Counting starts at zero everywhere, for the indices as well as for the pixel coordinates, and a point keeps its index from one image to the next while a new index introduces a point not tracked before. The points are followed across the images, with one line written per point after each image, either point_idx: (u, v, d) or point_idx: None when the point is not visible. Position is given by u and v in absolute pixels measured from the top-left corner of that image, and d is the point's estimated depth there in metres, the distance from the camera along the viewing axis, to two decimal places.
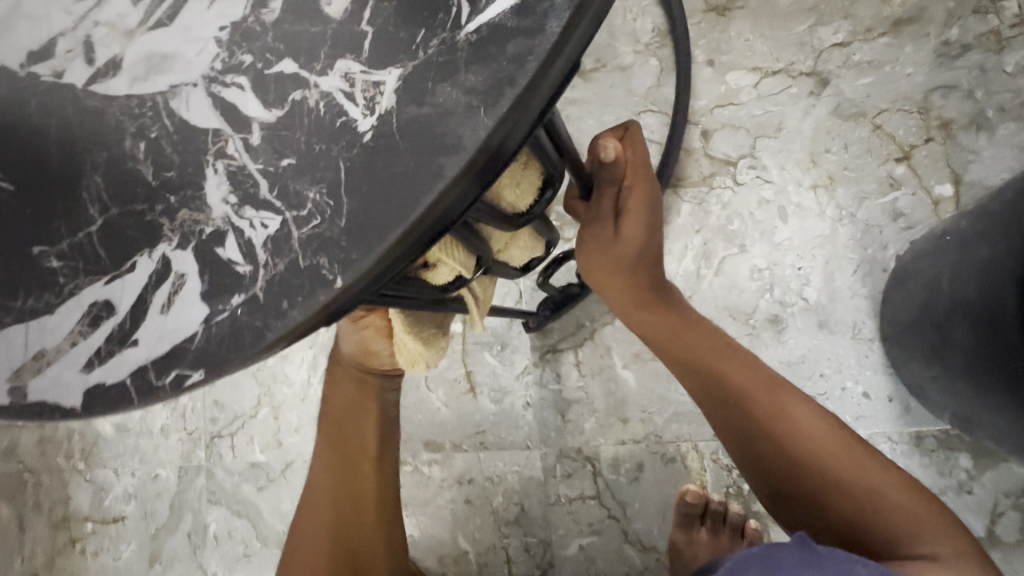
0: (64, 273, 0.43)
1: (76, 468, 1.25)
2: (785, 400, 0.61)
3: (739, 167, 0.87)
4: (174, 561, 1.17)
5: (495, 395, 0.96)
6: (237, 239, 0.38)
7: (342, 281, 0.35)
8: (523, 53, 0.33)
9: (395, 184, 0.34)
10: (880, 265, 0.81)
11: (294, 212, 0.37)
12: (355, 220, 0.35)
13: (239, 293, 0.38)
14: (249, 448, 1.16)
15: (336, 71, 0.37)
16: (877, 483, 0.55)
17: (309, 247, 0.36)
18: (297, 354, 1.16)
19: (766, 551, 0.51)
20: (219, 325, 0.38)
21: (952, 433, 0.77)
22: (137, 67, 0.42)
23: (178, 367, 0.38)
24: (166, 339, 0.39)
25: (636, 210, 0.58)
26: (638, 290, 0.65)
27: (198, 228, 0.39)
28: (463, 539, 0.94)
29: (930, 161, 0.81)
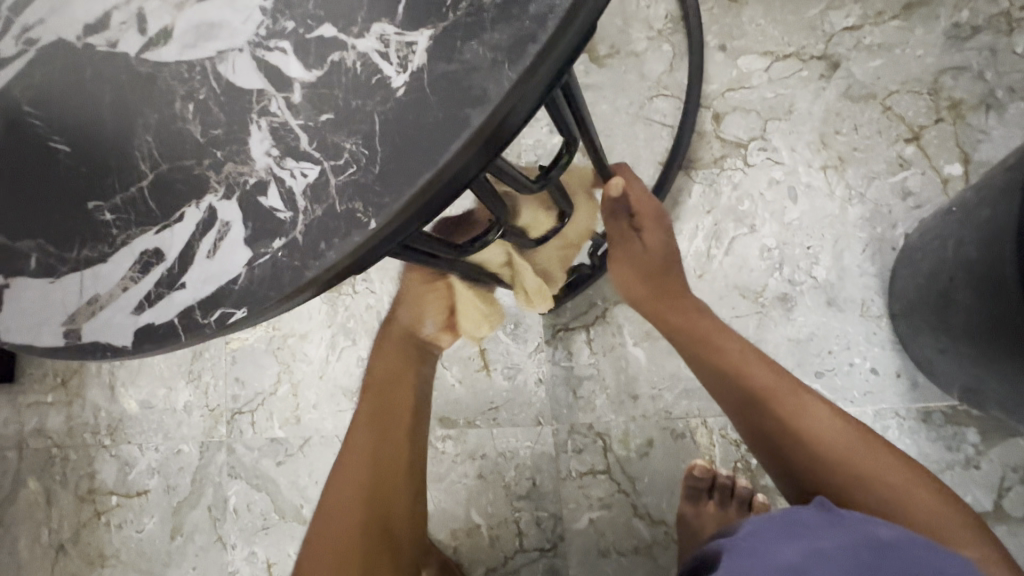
0: (117, 225, 0.43)
1: (102, 444, 1.29)
2: (807, 402, 0.61)
3: (750, 149, 0.89)
4: (196, 532, 1.21)
5: (508, 372, 0.99)
6: (279, 188, 0.39)
7: (376, 223, 0.36)
8: (544, 13, 0.34)
9: (426, 134, 0.35)
10: (889, 243, 0.83)
11: (332, 162, 0.38)
12: (387, 167, 0.36)
13: (280, 238, 0.38)
14: (269, 424, 1.20)
15: (372, 33, 0.38)
16: (902, 481, 0.54)
17: (345, 193, 0.37)
18: (316, 334, 1.21)
19: (785, 511, 0.51)
20: (261, 267, 0.38)
21: (960, 409, 0.78)
22: (187, 35, 0.43)
23: (225, 307, 0.39)
24: (212, 281, 0.40)
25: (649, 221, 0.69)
26: (656, 293, 0.70)
27: (242, 179, 0.40)
28: (476, 513, 0.97)
29: (940, 141, 0.82)
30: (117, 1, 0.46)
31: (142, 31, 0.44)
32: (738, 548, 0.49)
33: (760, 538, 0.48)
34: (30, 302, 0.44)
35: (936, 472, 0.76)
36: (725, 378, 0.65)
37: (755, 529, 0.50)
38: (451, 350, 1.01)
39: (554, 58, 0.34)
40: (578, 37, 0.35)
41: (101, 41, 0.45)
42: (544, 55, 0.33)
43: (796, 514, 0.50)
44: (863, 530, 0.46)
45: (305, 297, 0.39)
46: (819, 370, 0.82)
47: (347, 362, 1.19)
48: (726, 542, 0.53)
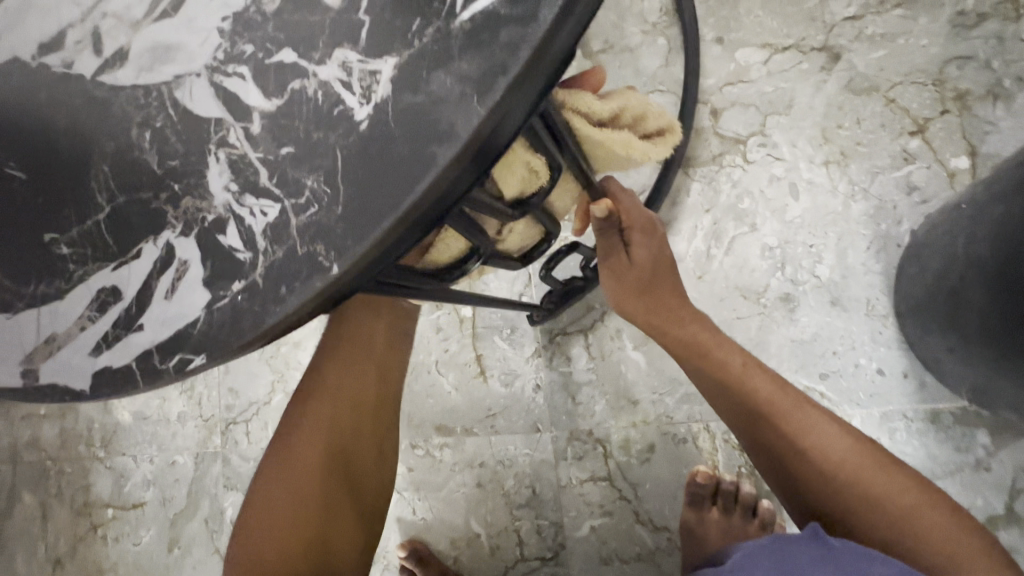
0: (73, 260, 0.41)
1: (96, 456, 1.28)
2: (813, 416, 0.59)
3: (749, 145, 0.86)
4: (193, 545, 1.19)
5: (506, 378, 0.97)
6: (237, 226, 0.36)
7: (338, 269, 0.33)
8: (516, 42, 0.31)
9: (389, 174, 0.33)
10: (894, 240, 0.80)
11: (293, 199, 0.35)
12: (351, 207, 0.33)
13: (240, 280, 0.36)
14: (264, 434, 1.18)
15: (333, 60, 0.35)
16: (916, 501, 0.53)
17: (306, 235, 0.34)
18: (310, 341, 1.18)
19: (778, 539, 0.51)
20: (221, 311, 0.36)
21: (970, 410, 0.76)
22: (143, 57, 0.40)
23: (183, 353, 0.37)
24: (170, 325, 0.37)
25: (640, 237, 0.63)
26: (654, 307, 0.66)
27: (200, 216, 0.37)
28: (475, 522, 0.95)
29: (945, 134, 0.80)
30: (74, 19, 0.43)
31: (98, 51, 0.42)
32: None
33: None
34: None
35: (945, 475, 0.74)
36: (729, 395, 0.63)
37: (747, 559, 0.51)
38: (447, 357, 0.99)
39: (528, 89, 0.31)
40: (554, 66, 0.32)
41: (56, 62, 0.43)
42: (515, 87, 0.31)
43: (788, 546, 0.49)
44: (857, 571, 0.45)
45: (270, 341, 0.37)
46: (823, 372, 0.80)
47: None
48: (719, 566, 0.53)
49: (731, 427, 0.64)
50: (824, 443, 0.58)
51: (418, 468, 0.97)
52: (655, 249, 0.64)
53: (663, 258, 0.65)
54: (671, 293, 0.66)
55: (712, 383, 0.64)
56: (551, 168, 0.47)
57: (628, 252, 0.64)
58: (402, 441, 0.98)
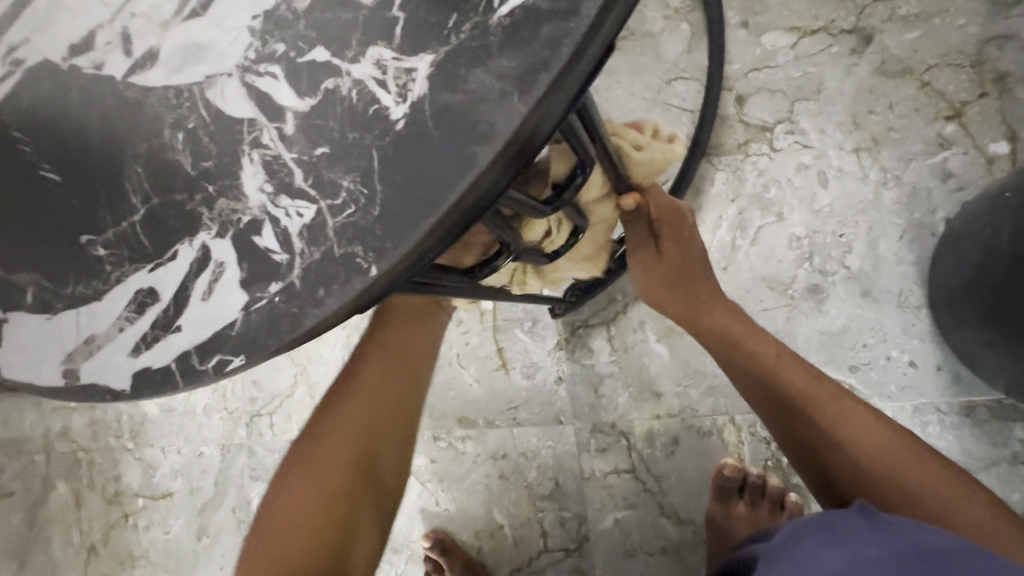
0: (111, 261, 0.41)
1: (126, 447, 1.31)
2: (848, 408, 0.58)
3: (777, 132, 0.84)
4: (221, 534, 1.22)
5: (527, 370, 0.96)
6: (273, 228, 0.36)
7: (376, 270, 0.33)
8: (556, 38, 0.30)
9: (427, 174, 0.32)
10: (928, 229, 0.78)
11: (328, 201, 0.35)
12: (389, 208, 0.33)
13: (277, 281, 0.36)
14: (288, 425, 1.20)
15: (367, 58, 0.35)
16: (954, 495, 0.52)
17: (343, 236, 0.34)
18: (331, 334, 1.19)
19: (823, 515, 0.48)
20: (259, 313, 0.36)
21: (1006, 403, 0.74)
22: (174, 57, 0.40)
23: (221, 354, 0.37)
24: (207, 326, 0.38)
25: (670, 230, 0.62)
26: (684, 295, 0.65)
27: (235, 217, 0.37)
28: (498, 513, 0.96)
29: (983, 118, 0.77)
30: (103, 20, 0.43)
31: (129, 52, 0.42)
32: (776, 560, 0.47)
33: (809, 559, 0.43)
34: (29, 338, 0.43)
35: (980, 469, 0.73)
36: (762, 385, 0.62)
37: (793, 537, 0.48)
38: (468, 350, 0.99)
39: (569, 86, 0.31)
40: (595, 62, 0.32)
41: (88, 63, 0.43)
42: (557, 84, 0.30)
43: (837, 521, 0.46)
44: (913, 539, 0.42)
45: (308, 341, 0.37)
46: (853, 364, 0.78)
47: None
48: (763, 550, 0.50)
49: (762, 418, 0.64)
50: (860, 435, 0.57)
51: (440, 460, 0.98)
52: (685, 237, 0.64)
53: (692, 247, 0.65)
54: (701, 282, 0.65)
55: (743, 372, 0.63)
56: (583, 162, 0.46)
57: (658, 244, 0.63)
58: (425, 433, 0.99)
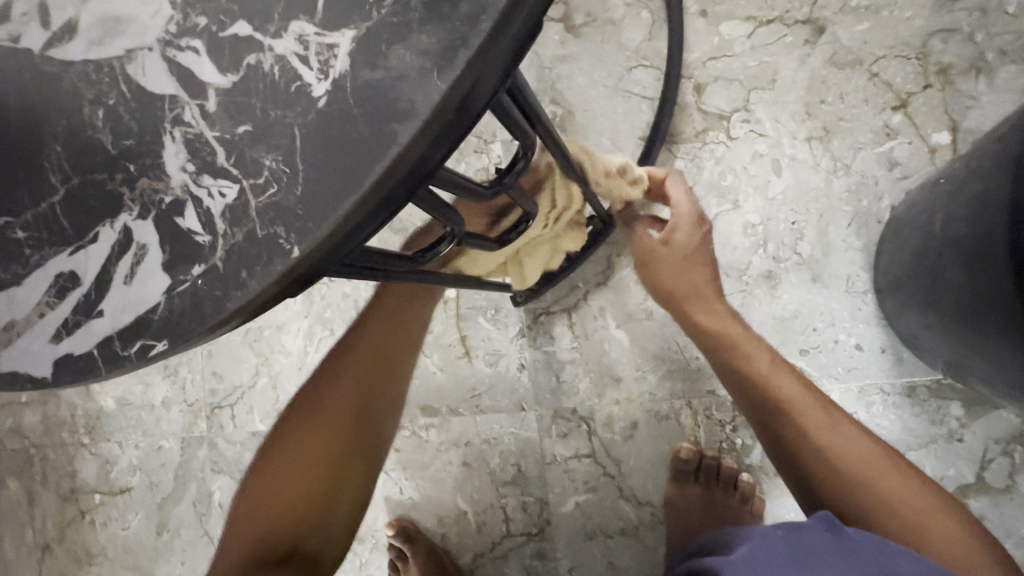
0: (29, 245, 0.39)
1: (80, 443, 1.26)
2: (835, 417, 0.60)
3: (733, 121, 0.85)
4: (182, 528, 1.20)
5: (490, 358, 0.97)
6: (196, 209, 0.36)
7: (300, 250, 0.33)
8: (476, 15, 0.31)
9: (350, 153, 0.32)
10: (874, 216, 0.80)
11: (251, 180, 0.34)
12: (311, 187, 0.33)
13: (200, 263, 0.35)
14: (250, 417, 1.18)
15: (290, 33, 0.34)
16: (928, 507, 0.54)
17: (265, 216, 0.34)
18: (293, 324, 1.16)
19: (792, 534, 0.49)
20: (181, 296, 0.35)
21: (944, 383, 0.77)
22: (92, 30, 0.38)
23: (145, 338, 0.36)
24: (130, 311, 0.37)
25: (682, 229, 0.68)
26: (686, 295, 0.68)
27: (157, 198, 0.36)
28: (462, 500, 0.96)
29: (928, 109, 0.79)
30: None
31: (45, 23, 0.40)
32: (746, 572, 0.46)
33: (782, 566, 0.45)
34: None
35: (919, 447, 0.76)
36: (752, 389, 0.64)
37: (762, 550, 0.48)
38: (431, 338, 0.98)
39: (489, 61, 0.31)
40: (516, 42, 0.32)
41: None
42: (476, 60, 0.31)
43: (809, 542, 0.47)
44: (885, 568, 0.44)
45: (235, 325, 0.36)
46: (803, 348, 0.81)
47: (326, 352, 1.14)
48: (726, 556, 0.49)
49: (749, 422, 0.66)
50: (842, 443, 0.58)
51: (405, 449, 0.98)
52: (697, 241, 0.68)
53: (703, 253, 0.69)
54: (705, 285, 0.68)
55: (735, 374, 0.65)
56: (523, 146, 0.46)
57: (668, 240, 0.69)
58: None
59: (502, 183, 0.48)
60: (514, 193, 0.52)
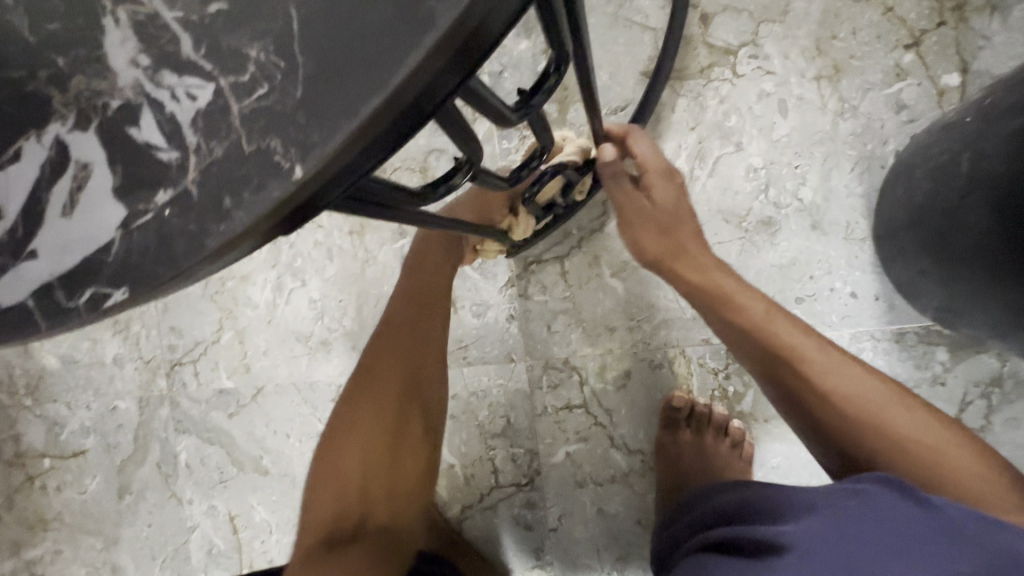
0: None
1: (24, 405, 1.17)
2: (834, 357, 0.60)
3: (740, 56, 0.81)
4: (146, 491, 1.13)
5: (478, 308, 0.93)
6: (156, 114, 0.29)
7: (302, 171, 0.26)
8: None
9: (368, 41, 0.25)
10: (879, 160, 0.78)
11: (230, 78, 0.28)
12: (313, 86, 0.26)
13: (166, 189, 0.28)
14: (215, 374, 1.10)
15: None
16: (936, 441, 0.53)
17: (255, 126, 0.27)
18: (259, 275, 1.07)
19: (868, 501, 0.47)
20: (142, 231, 0.28)
21: (932, 329, 0.78)
22: None
23: (95, 287, 0.29)
24: (73, 249, 0.29)
25: (656, 177, 0.70)
26: (671, 254, 0.69)
27: (100, 101, 0.30)
28: (449, 452, 0.94)
29: (939, 49, 0.76)
30: None
31: None
32: (829, 559, 0.44)
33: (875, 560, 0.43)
34: None
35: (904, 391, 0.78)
36: (749, 344, 0.63)
37: (847, 530, 0.45)
38: None
39: None
40: None
41: None
42: None
43: (896, 517, 0.45)
44: (985, 539, 0.43)
45: (215, 266, 0.29)
46: (799, 296, 0.80)
47: (296, 305, 1.06)
48: (799, 534, 0.47)
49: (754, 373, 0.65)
50: (842, 385, 0.58)
51: None
52: (676, 194, 0.69)
53: (684, 207, 0.70)
54: (688, 241, 0.68)
55: (733, 329, 0.65)
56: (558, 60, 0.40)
57: (648, 193, 0.70)
58: None
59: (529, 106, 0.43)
60: (535, 119, 0.47)
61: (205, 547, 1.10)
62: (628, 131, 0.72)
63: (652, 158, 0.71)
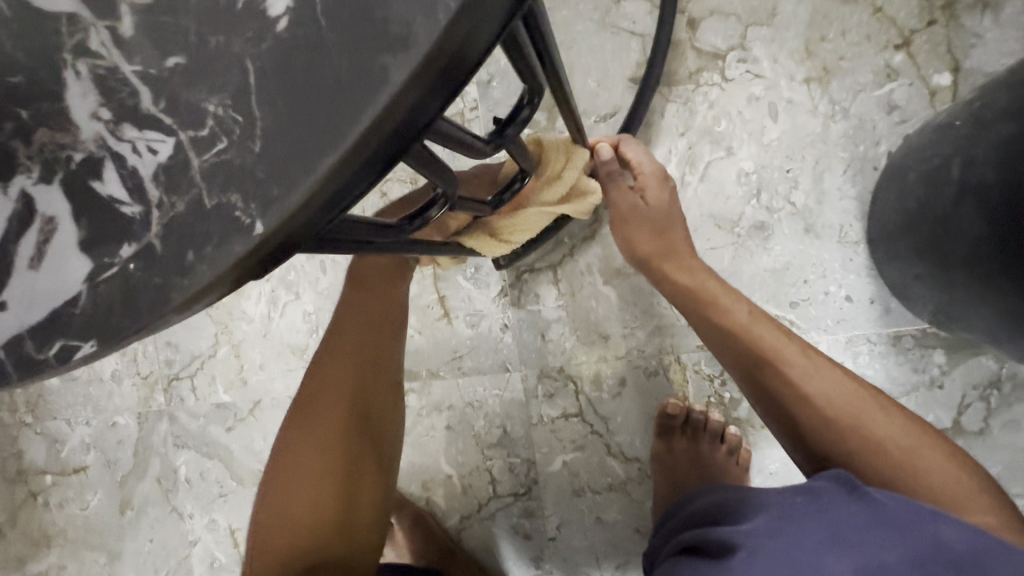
0: None
1: (24, 422, 1.17)
2: (813, 362, 0.60)
3: (728, 60, 0.80)
4: (147, 506, 1.13)
5: (471, 319, 0.93)
6: (118, 168, 0.32)
7: (262, 226, 0.29)
8: None
9: (321, 95, 0.28)
10: (871, 162, 0.77)
11: (190, 132, 0.31)
12: (272, 142, 0.29)
13: (130, 243, 0.31)
14: (212, 388, 1.10)
15: None
16: (913, 443, 0.54)
17: (215, 180, 0.30)
18: (253, 289, 1.07)
19: (812, 497, 0.49)
20: (106, 284, 0.32)
21: (929, 331, 0.77)
22: None
23: (64, 341, 0.32)
24: (41, 301, 0.32)
25: (649, 181, 0.71)
26: (661, 253, 0.70)
27: (64, 154, 0.33)
28: (446, 463, 0.94)
29: (930, 48, 0.75)
30: None
31: None
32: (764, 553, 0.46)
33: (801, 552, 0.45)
34: None
35: (901, 394, 0.77)
36: (731, 345, 0.63)
37: (787, 528, 0.47)
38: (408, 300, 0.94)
39: None
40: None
41: None
42: None
43: (835, 513, 0.47)
44: (923, 533, 0.44)
45: (172, 320, 0.32)
46: (793, 301, 0.79)
47: (291, 318, 1.06)
48: (742, 532, 0.49)
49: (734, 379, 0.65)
50: (824, 388, 0.58)
51: None
52: (666, 198, 0.71)
53: (673, 211, 0.71)
54: (680, 242, 0.70)
55: (714, 330, 0.64)
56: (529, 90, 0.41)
57: (641, 193, 0.71)
58: None
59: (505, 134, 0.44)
60: (512, 147, 0.48)
61: (207, 561, 1.10)
62: (618, 139, 0.74)
63: (647, 163, 0.72)
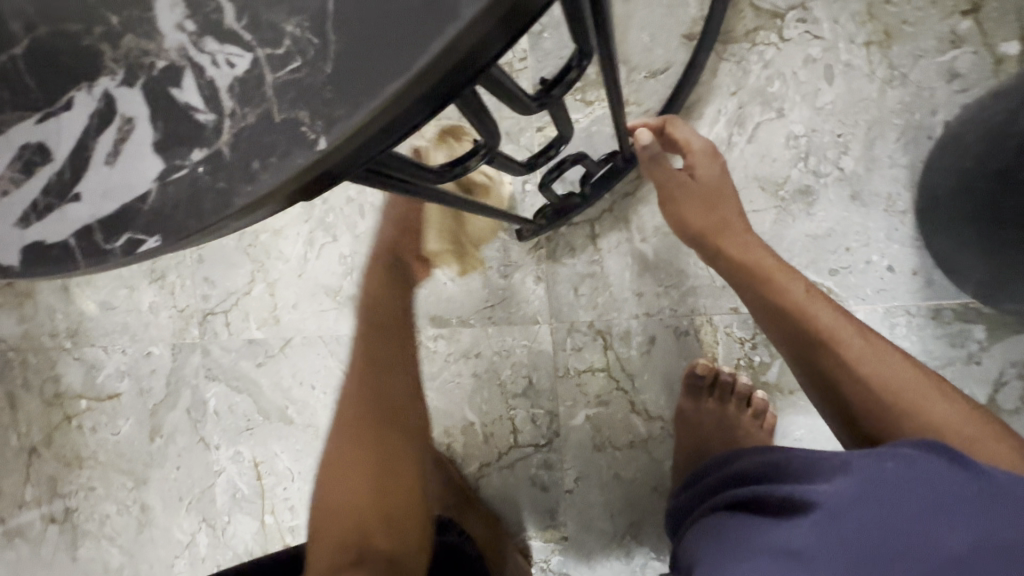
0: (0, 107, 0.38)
1: (63, 347, 1.22)
2: (870, 342, 0.59)
3: (787, 20, 0.79)
4: (176, 434, 1.17)
5: (505, 269, 0.94)
6: (197, 77, 0.33)
7: (324, 142, 0.30)
8: None
9: (391, 24, 0.28)
10: (926, 132, 0.76)
11: (268, 49, 0.32)
12: (342, 65, 0.30)
13: (201, 148, 0.33)
14: (245, 325, 1.13)
15: None
16: (977, 431, 0.52)
17: (286, 97, 0.31)
18: (292, 229, 1.10)
19: (899, 456, 0.45)
20: (176, 184, 0.33)
21: (971, 306, 0.76)
22: None
23: (132, 233, 0.33)
24: (113, 196, 0.34)
25: (700, 158, 0.69)
26: (715, 230, 0.68)
27: (147, 61, 0.34)
28: (470, 410, 0.96)
29: (999, 15, 0.74)
30: None
31: None
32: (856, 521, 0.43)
33: (905, 521, 0.42)
34: None
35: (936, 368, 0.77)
36: (787, 324, 0.62)
37: (875, 489, 0.43)
38: None
39: None
40: None
41: None
42: None
43: (931, 477, 0.43)
44: None
45: (235, 225, 0.34)
46: (833, 268, 0.79)
47: (327, 259, 1.08)
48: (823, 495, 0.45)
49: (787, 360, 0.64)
50: (881, 370, 0.57)
51: None
52: (718, 171, 0.69)
53: (726, 186, 0.70)
54: (732, 217, 0.68)
55: (768, 310, 0.64)
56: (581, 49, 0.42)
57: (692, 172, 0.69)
58: None
59: (549, 95, 0.46)
60: (554, 106, 0.49)
61: (229, 491, 1.14)
62: (665, 120, 0.72)
63: (695, 139, 0.71)
